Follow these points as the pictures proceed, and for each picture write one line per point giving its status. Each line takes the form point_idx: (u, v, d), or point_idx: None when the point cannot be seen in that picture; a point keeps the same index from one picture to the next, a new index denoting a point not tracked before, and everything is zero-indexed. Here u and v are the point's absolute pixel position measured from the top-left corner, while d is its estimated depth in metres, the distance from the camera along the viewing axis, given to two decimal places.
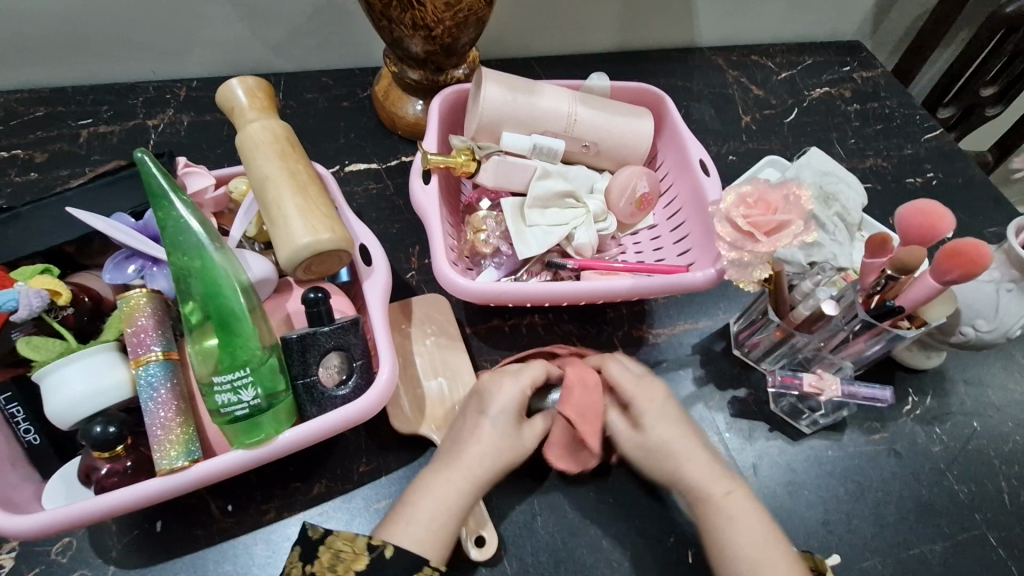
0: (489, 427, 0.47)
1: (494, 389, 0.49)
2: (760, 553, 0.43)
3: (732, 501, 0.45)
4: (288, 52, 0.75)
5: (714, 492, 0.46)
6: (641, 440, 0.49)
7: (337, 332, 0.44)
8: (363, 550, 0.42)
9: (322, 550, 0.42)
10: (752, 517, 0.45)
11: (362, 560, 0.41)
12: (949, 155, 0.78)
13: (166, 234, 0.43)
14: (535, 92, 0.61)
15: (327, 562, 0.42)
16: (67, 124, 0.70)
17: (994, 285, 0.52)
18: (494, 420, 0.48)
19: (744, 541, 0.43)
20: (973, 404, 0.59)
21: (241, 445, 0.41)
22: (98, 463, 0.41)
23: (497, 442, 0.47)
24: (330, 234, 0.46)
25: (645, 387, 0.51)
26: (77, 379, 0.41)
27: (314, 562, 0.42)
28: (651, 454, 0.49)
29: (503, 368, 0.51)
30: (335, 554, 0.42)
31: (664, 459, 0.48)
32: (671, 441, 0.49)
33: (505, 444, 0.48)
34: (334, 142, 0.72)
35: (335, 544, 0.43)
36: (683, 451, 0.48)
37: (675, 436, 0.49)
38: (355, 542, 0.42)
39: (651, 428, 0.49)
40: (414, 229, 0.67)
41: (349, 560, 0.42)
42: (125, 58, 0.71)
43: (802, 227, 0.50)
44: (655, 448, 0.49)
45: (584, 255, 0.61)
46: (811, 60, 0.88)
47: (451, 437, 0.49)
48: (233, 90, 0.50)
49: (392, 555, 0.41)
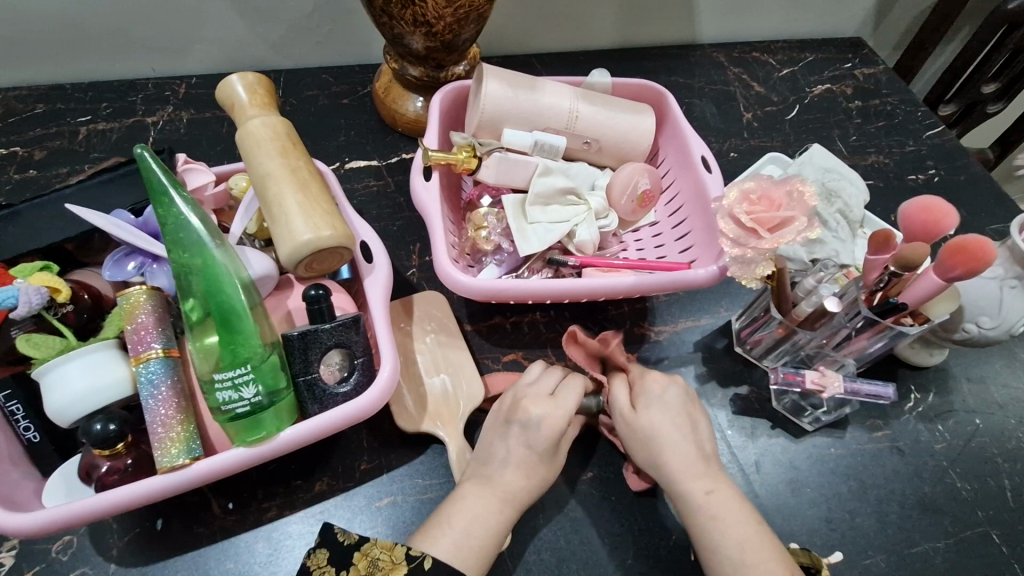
0: (530, 448, 0.47)
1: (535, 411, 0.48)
2: (748, 556, 0.42)
3: (712, 501, 0.45)
4: (287, 49, 0.75)
5: (693, 491, 0.46)
6: (632, 421, 0.49)
7: (339, 329, 0.44)
8: (400, 559, 0.42)
9: (358, 557, 0.42)
10: (739, 515, 0.44)
11: (399, 570, 0.41)
12: (951, 152, 0.78)
13: (166, 231, 0.43)
14: (537, 89, 0.61)
15: (364, 569, 0.42)
16: (66, 121, 0.70)
17: (998, 282, 0.52)
18: (536, 443, 0.47)
19: (733, 541, 0.43)
20: (975, 401, 0.59)
21: (243, 443, 0.41)
22: (98, 461, 0.41)
23: (535, 462, 0.47)
24: (332, 231, 0.46)
25: (647, 374, 0.52)
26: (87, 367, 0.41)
27: (351, 568, 0.42)
28: (639, 436, 0.48)
29: (535, 393, 0.50)
30: (372, 562, 0.42)
31: (650, 442, 0.48)
32: (661, 427, 0.48)
33: (544, 464, 0.48)
34: (334, 139, 0.72)
35: (371, 552, 0.42)
36: (671, 438, 0.48)
37: (668, 423, 0.48)
38: (391, 552, 0.42)
39: (644, 411, 0.49)
40: (415, 226, 0.67)
41: (386, 569, 0.41)
42: (125, 55, 0.71)
43: (806, 223, 0.49)
44: (642, 431, 0.48)
45: (586, 252, 0.60)
46: (813, 57, 0.88)
47: (484, 457, 0.48)
48: (233, 86, 0.50)
49: (431, 566, 0.41)
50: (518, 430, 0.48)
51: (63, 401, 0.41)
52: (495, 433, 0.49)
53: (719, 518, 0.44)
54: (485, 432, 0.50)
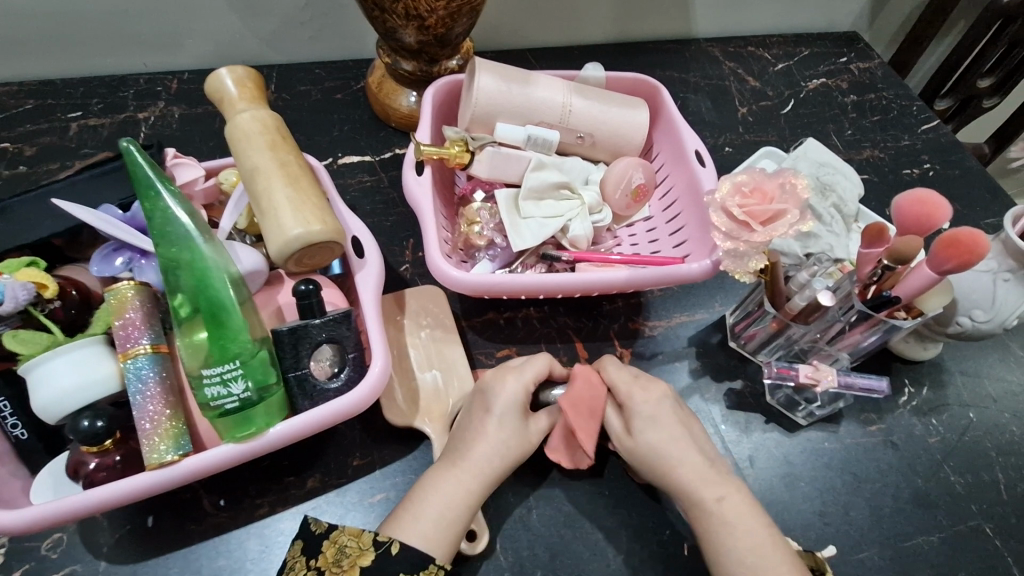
0: (493, 422, 0.47)
1: (495, 385, 0.49)
2: (758, 558, 0.42)
3: (722, 505, 0.45)
4: (280, 44, 0.74)
5: (706, 497, 0.45)
6: (631, 444, 0.48)
7: (330, 324, 0.44)
8: (369, 545, 0.42)
9: (326, 545, 0.42)
10: (749, 519, 0.44)
11: (368, 556, 0.41)
12: (946, 147, 0.78)
13: (153, 226, 0.42)
14: (530, 83, 0.60)
15: (332, 557, 0.42)
16: (57, 117, 0.69)
17: (991, 276, 0.52)
18: (496, 417, 0.47)
19: (743, 546, 0.43)
20: (970, 395, 0.59)
21: (233, 439, 0.41)
22: (87, 458, 0.41)
23: (500, 437, 0.47)
24: (322, 225, 0.46)
25: (636, 385, 0.50)
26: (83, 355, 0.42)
27: (320, 556, 0.42)
28: (645, 459, 0.48)
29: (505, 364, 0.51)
30: (339, 549, 0.42)
31: (657, 464, 0.47)
32: (660, 443, 0.48)
33: (509, 438, 0.47)
34: (328, 134, 0.72)
35: (340, 539, 0.42)
36: (676, 451, 0.47)
37: (668, 436, 0.48)
38: (360, 538, 0.42)
39: (642, 434, 0.48)
40: (409, 222, 0.66)
41: (354, 555, 0.41)
42: (116, 50, 0.70)
43: (798, 216, 0.49)
44: (644, 451, 0.48)
45: (579, 247, 0.60)
46: (808, 51, 0.88)
47: (455, 435, 0.49)
48: (222, 79, 0.49)
49: (398, 551, 0.41)
50: (481, 404, 0.49)
51: (66, 389, 0.40)
52: (467, 411, 0.50)
53: (731, 522, 0.44)
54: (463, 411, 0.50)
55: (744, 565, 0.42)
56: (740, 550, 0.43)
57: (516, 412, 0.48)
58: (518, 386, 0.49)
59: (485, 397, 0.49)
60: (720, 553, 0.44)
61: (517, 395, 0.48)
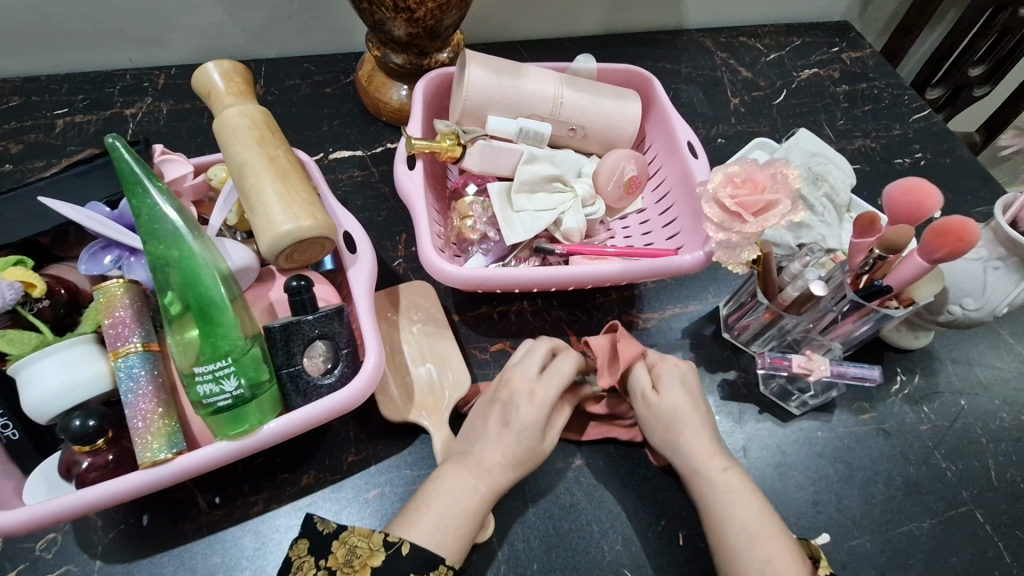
0: (516, 442, 0.47)
1: (522, 401, 0.48)
2: (761, 528, 0.43)
3: (729, 476, 0.46)
4: (267, 38, 0.74)
5: (710, 468, 0.46)
6: (658, 402, 0.49)
7: (322, 320, 0.44)
8: (379, 545, 0.41)
9: (337, 545, 0.42)
10: (750, 494, 0.45)
11: (379, 556, 0.41)
12: (937, 136, 0.78)
13: (141, 224, 0.42)
14: (521, 75, 0.60)
15: (342, 557, 0.42)
16: (42, 114, 0.68)
17: (982, 264, 0.52)
18: (517, 434, 0.47)
19: (746, 513, 0.44)
20: (960, 382, 0.59)
21: (225, 437, 0.40)
22: (79, 458, 0.40)
23: (523, 457, 0.47)
24: (312, 221, 0.45)
25: (664, 360, 0.53)
26: (74, 352, 0.41)
27: (329, 556, 0.42)
28: (662, 421, 0.49)
29: (526, 374, 0.50)
30: (350, 549, 0.42)
31: (671, 427, 0.49)
32: (682, 412, 0.49)
33: (528, 457, 0.47)
34: (318, 128, 0.71)
35: (350, 539, 0.42)
36: (690, 423, 0.49)
37: (688, 411, 0.49)
38: (370, 538, 0.42)
39: (668, 394, 0.50)
40: (401, 216, 0.66)
41: (365, 556, 0.41)
42: (101, 46, 0.69)
43: (790, 206, 0.49)
44: (665, 414, 0.49)
45: (573, 240, 0.60)
46: (800, 41, 0.87)
47: (466, 436, 0.49)
48: (209, 73, 0.49)
49: (409, 551, 0.41)
50: (501, 415, 0.49)
51: (55, 385, 0.40)
52: (492, 423, 0.48)
53: (730, 491, 0.45)
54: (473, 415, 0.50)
55: (748, 533, 0.43)
56: (743, 519, 0.43)
57: (539, 433, 0.47)
58: (545, 407, 0.48)
59: (512, 416, 0.48)
60: (720, 525, 0.44)
61: (543, 419, 0.48)
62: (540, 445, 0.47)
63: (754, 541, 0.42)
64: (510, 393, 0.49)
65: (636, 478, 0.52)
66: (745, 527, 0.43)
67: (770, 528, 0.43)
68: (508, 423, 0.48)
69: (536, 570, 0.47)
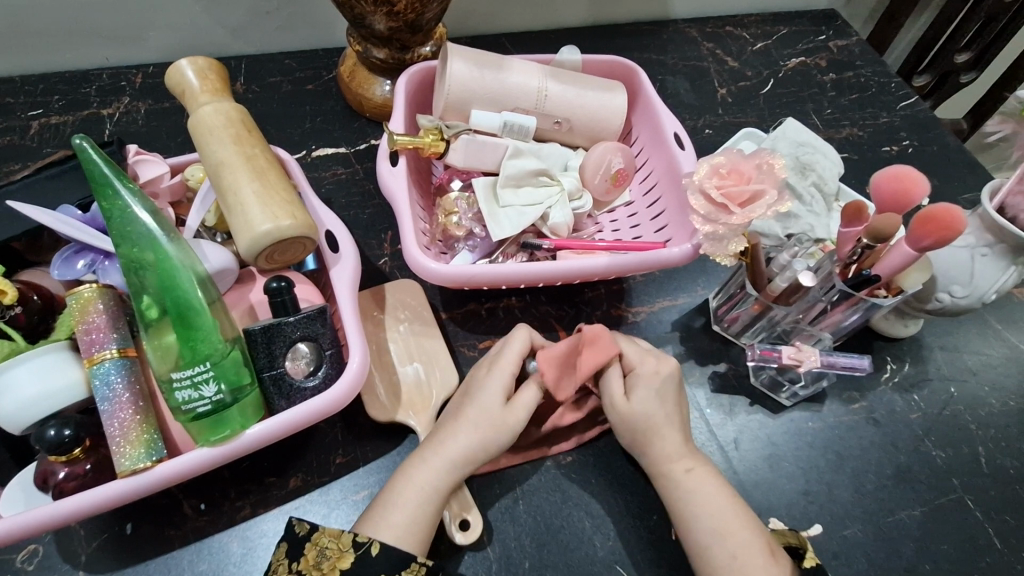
0: (473, 407, 0.47)
1: (480, 375, 0.49)
2: (726, 523, 0.43)
3: (694, 476, 0.46)
4: (246, 34, 0.72)
5: (674, 469, 0.47)
6: (626, 408, 0.48)
7: (304, 322, 0.43)
8: (348, 547, 0.41)
9: (308, 547, 0.42)
10: (717, 490, 0.45)
11: (347, 558, 0.41)
12: (924, 123, 0.78)
13: (112, 226, 0.41)
14: (504, 68, 0.59)
15: (313, 559, 0.41)
16: (16, 116, 0.67)
17: (969, 251, 0.51)
18: (476, 404, 0.47)
19: (720, 511, 0.44)
20: (950, 368, 0.59)
21: (207, 442, 0.40)
22: (56, 467, 0.39)
23: (481, 422, 0.46)
24: (292, 220, 0.44)
25: (646, 359, 0.50)
26: (64, 366, 0.41)
27: (301, 558, 0.41)
28: (628, 425, 0.48)
29: (489, 358, 0.50)
30: (320, 551, 0.41)
31: (640, 431, 0.48)
32: (654, 417, 0.48)
33: (488, 423, 0.46)
34: (300, 126, 0.70)
35: (320, 540, 0.42)
36: (661, 428, 0.48)
37: (661, 413, 0.48)
38: (340, 539, 0.42)
39: (638, 401, 0.48)
40: (387, 214, 0.65)
41: (335, 557, 0.41)
42: (74, 45, 0.68)
43: (776, 197, 0.48)
44: (634, 420, 0.48)
45: (560, 235, 0.59)
46: (786, 30, 0.87)
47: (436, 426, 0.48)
48: (183, 71, 0.48)
49: (378, 551, 0.41)
50: (463, 394, 0.49)
51: (36, 394, 0.39)
52: (455, 403, 0.49)
53: (706, 488, 0.45)
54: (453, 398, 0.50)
55: (715, 531, 0.43)
56: (708, 517, 0.44)
57: (497, 397, 0.47)
58: (502, 375, 0.48)
59: (469, 388, 0.49)
60: (690, 522, 0.44)
61: (502, 384, 0.47)
62: (499, 409, 0.46)
63: (726, 538, 0.43)
64: (475, 371, 0.50)
65: (628, 473, 0.51)
66: (713, 523, 0.44)
67: (743, 521, 0.44)
68: (467, 395, 0.48)
69: (528, 568, 0.47)
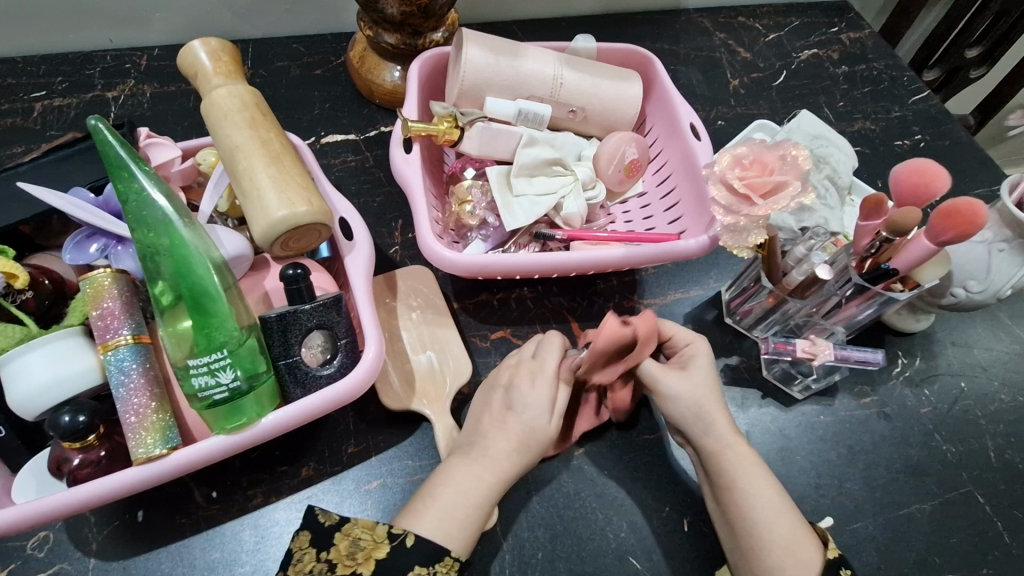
0: (518, 420, 0.46)
1: (522, 383, 0.48)
2: (774, 504, 0.44)
3: (744, 456, 0.46)
4: (253, 18, 0.71)
5: (730, 445, 0.46)
6: (688, 376, 0.48)
7: (319, 309, 0.42)
8: (382, 537, 0.41)
9: (338, 538, 0.41)
10: (761, 473, 0.45)
11: (383, 548, 0.40)
12: (936, 117, 0.77)
13: (129, 210, 0.40)
14: (520, 54, 0.58)
15: (345, 550, 0.41)
16: (20, 97, 0.65)
17: (986, 246, 0.51)
18: (516, 410, 0.46)
19: (766, 494, 0.44)
20: (960, 364, 0.59)
21: (222, 430, 0.39)
22: (69, 454, 0.39)
23: (524, 431, 0.46)
24: (308, 207, 0.44)
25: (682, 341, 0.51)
26: (73, 352, 0.40)
27: (332, 549, 0.41)
28: (694, 392, 0.47)
29: (524, 361, 0.50)
30: (353, 542, 0.41)
31: (701, 407, 0.47)
32: (709, 380, 0.49)
33: (535, 438, 0.46)
34: (308, 112, 0.69)
35: (353, 532, 0.41)
36: (714, 403, 0.48)
37: (711, 389, 0.48)
38: (374, 531, 0.41)
39: (695, 370, 0.49)
40: (397, 202, 0.64)
41: (369, 548, 0.40)
42: (78, 26, 0.66)
43: (800, 188, 0.48)
44: (687, 399, 0.47)
45: (573, 226, 0.59)
46: (799, 21, 0.86)
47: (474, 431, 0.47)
48: (196, 52, 0.47)
49: (413, 543, 0.40)
50: (502, 396, 0.48)
51: (48, 379, 0.39)
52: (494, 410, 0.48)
53: (749, 467, 0.45)
54: (477, 402, 0.50)
55: (764, 511, 0.43)
56: (761, 496, 0.44)
57: (544, 413, 0.46)
58: (546, 386, 0.47)
59: (507, 394, 0.48)
60: (742, 505, 0.44)
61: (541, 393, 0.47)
62: (547, 425, 0.46)
63: (777, 518, 0.43)
64: (513, 378, 0.49)
65: (641, 466, 0.51)
66: (762, 504, 0.43)
67: (777, 502, 0.44)
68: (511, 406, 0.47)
69: (542, 559, 0.47)
